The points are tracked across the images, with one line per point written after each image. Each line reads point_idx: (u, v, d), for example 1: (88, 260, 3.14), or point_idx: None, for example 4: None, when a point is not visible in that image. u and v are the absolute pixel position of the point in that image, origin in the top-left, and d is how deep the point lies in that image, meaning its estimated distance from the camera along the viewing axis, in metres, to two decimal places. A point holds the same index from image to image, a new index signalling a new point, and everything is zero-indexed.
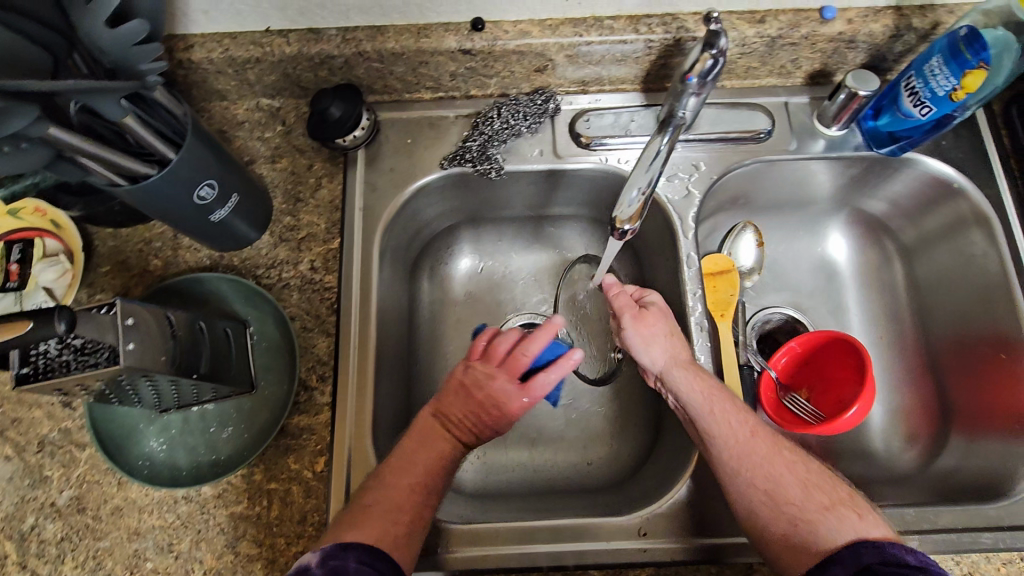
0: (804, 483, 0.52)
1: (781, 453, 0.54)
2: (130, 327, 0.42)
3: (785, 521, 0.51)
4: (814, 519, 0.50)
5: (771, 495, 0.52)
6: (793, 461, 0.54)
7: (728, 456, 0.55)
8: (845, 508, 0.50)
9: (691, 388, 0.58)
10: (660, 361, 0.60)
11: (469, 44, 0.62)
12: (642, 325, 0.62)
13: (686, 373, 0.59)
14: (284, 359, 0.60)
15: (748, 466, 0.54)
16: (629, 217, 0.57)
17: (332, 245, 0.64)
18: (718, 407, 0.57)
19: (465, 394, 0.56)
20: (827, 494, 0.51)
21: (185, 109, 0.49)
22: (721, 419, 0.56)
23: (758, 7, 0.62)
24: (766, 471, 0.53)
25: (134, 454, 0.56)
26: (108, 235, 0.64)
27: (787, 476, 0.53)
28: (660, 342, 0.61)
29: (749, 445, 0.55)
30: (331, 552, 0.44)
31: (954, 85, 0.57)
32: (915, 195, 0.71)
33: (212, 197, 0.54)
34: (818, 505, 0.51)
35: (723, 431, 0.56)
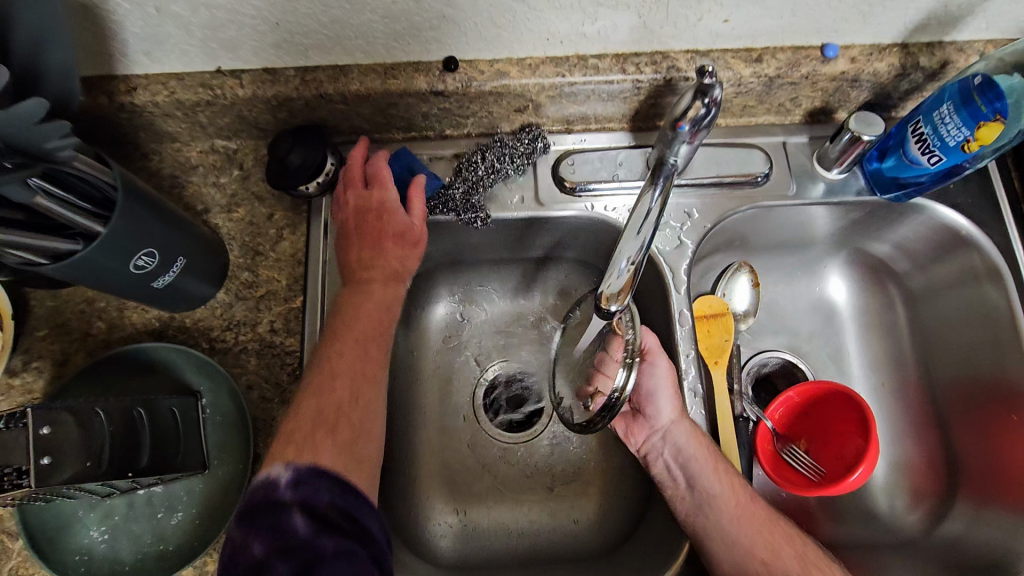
0: (801, 558, 0.55)
1: (779, 523, 0.57)
2: (44, 439, 0.37)
3: None
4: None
5: (767, 565, 0.55)
6: (790, 534, 0.56)
7: (728, 523, 0.56)
8: None
9: (698, 447, 0.58)
10: (669, 414, 0.59)
11: (441, 85, 0.56)
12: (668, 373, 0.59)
13: (692, 430, 0.58)
14: (239, 434, 0.54)
15: (749, 534, 0.56)
16: (616, 292, 0.50)
17: (294, 304, 0.59)
18: (722, 472, 0.57)
19: (375, 229, 0.56)
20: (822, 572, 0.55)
21: (114, 175, 0.43)
22: (723, 482, 0.57)
23: (755, 44, 0.57)
24: (765, 541, 0.56)
25: (70, 548, 0.50)
26: (45, 295, 0.58)
27: (784, 549, 0.55)
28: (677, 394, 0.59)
29: (749, 512, 0.56)
30: (304, 475, 0.44)
31: (966, 135, 0.52)
32: (923, 240, 0.67)
33: (153, 265, 0.49)
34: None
35: (724, 496, 0.57)
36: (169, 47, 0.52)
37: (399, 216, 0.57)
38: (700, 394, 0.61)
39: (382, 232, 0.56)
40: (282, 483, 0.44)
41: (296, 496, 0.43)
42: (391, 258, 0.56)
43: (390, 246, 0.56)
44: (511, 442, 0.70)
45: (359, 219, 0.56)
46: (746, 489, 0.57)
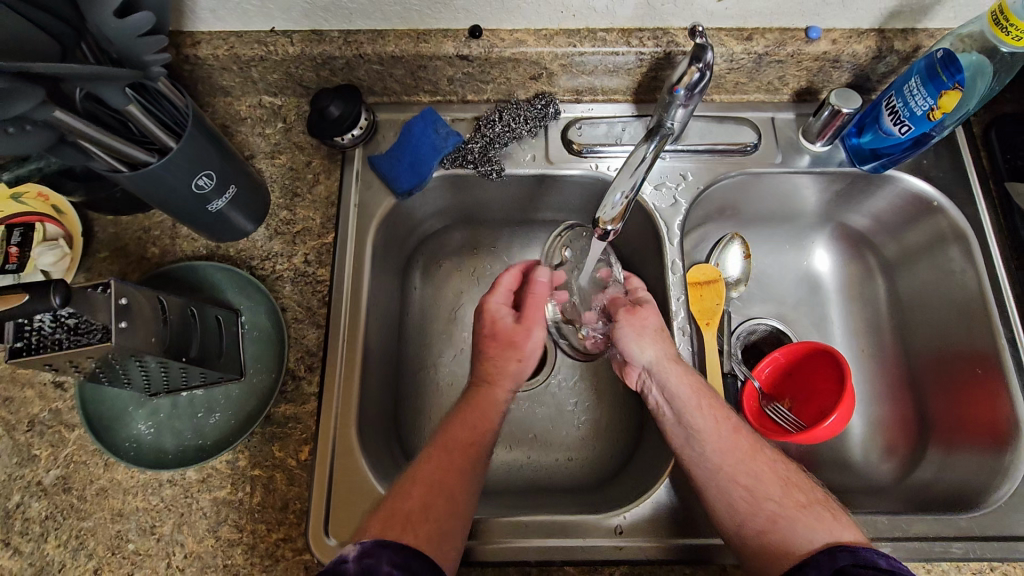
0: (783, 479, 0.54)
1: (760, 453, 0.56)
2: (123, 307, 0.44)
3: (764, 518, 0.52)
4: (795, 517, 0.51)
5: (752, 492, 0.54)
6: (772, 460, 0.56)
7: (712, 450, 0.56)
8: (821, 508, 0.52)
9: (683, 381, 0.59)
10: (657, 354, 0.61)
11: (466, 50, 0.64)
12: (651, 320, 0.63)
13: (676, 368, 0.60)
14: (274, 348, 0.61)
15: (731, 460, 0.55)
16: (611, 219, 0.55)
17: (327, 239, 0.66)
18: (704, 403, 0.58)
19: (493, 341, 0.62)
20: (805, 493, 0.54)
21: (187, 101, 0.52)
22: (709, 416, 0.58)
23: (746, 24, 0.64)
24: (747, 468, 0.55)
25: (122, 435, 0.58)
26: (108, 222, 0.65)
27: (766, 475, 0.55)
28: (666, 338, 0.62)
29: (733, 441, 0.56)
30: (367, 549, 0.43)
31: (930, 105, 0.59)
32: (897, 211, 0.73)
33: (210, 188, 0.56)
34: (795, 503, 0.53)
35: (708, 428, 0.57)
36: (232, 6, 0.60)
37: (508, 324, 0.63)
38: (689, 332, 0.67)
39: (494, 339, 0.62)
40: (349, 557, 0.43)
41: (359, 567, 0.41)
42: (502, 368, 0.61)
43: (492, 349, 0.62)
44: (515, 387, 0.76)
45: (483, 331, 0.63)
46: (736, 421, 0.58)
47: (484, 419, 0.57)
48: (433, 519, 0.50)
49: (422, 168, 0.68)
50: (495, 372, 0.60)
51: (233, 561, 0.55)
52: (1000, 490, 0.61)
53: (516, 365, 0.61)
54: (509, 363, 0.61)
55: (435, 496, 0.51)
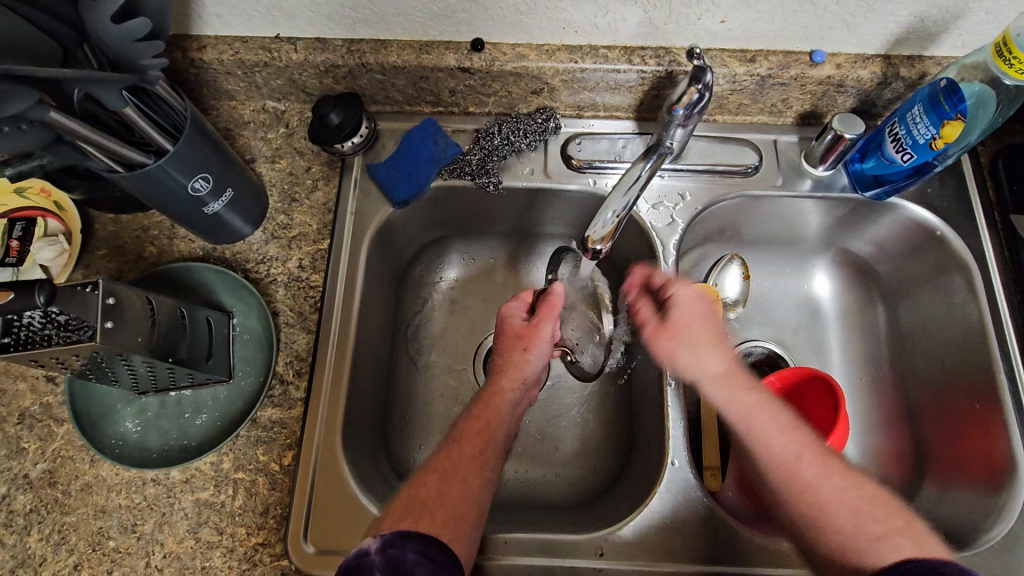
0: (855, 509, 0.50)
1: (831, 476, 0.52)
2: (110, 307, 0.45)
3: (832, 548, 0.49)
4: (864, 550, 0.48)
5: (817, 521, 0.51)
6: (842, 485, 0.52)
7: (774, 475, 0.54)
8: (900, 538, 0.48)
9: (732, 401, 0.57)
10: (699, 369, 0.59)
11: (468, 63, 0.64)
12: (689, 331, 0.61)
13: (723, 384, 0.58)
14: (263, 352, 0.61)
15: (791, 489, 0.52)
16: (601, 237, 0.56)
17: (322, 245, 0.66)
18: (759, 426, 0.55)
19: (511, 338, 0.64)
20: (880, 523, 0.49)
21: (186, 105, 0.52)
22: (766, 441, 0.55)
23: (749, 46, 0.64)
24: (809, 497, 0.51)
25: (109, 432, 0.58)
26: (109, 220, 0.66)
27: (834, 503, 0.51)
28: (707, 350, 0.60)
29: (795, 468, 0.53)
30: (390, 540, 0.43)
31: (933, 133, 0.58)
32: (899, 238, 0.72)
33: (206, 190, 0.56)
34: (866, 533, 0.49)
35: (766, 451, 0.54)
36: (238, 11, 0.61)
37: (519, 323, 0.65)
38: None
39: (506, 335, 0.65)
40: (372, 549, 0.43)
41: (384, 558, 0.42)
42: (517, 363, 0.62)
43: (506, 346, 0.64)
44: None
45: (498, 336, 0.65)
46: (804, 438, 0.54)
47: (501, 418, 0.58)
48: (452, 513, 0.50)
49: (419, 178, 0.68)
50: (509, 363, 0.62)
51: (211, 563, 0.55)
52: (994, 530, 0.59)
53: (522, 356, 0.63)
54: (516, 355, 0.63)
55: (448, 484, 0.52)
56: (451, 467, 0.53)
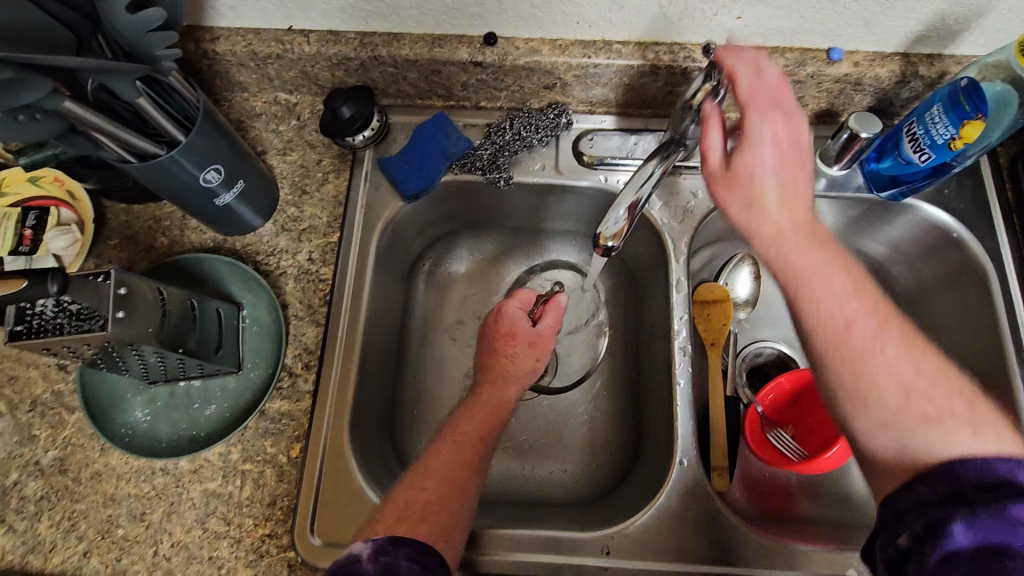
0: (905, 388, 0.43)
1: (886, 345, 0.45)
2: (121, 297, 0.44)
3: (875, 427, 0.43)
4: (910, 429, 0.42)
5: (859, 394, 0.44)
6: (895, 361, 0.44)
7: (819, 334, 0.47)
8: (955, 424, 0.41)
9: (789, 259, 0.48)
10: (757, 225, 0.50)
11: (481, 57, 0.64)
12: (754, 180, 0.50)
13: (780, 242, 0.49)
14: (272, 344, 0.61)
15: (837, 354, 0.46)
16: (613, 235, 0.55)
17: (332, 238, 0.66)
18: (814, 291, 0.47)
19: (515, 342, 0.62)
20: (932, 404, 0.42)
21: (198, 96, 0.52)
22: (820, 302, 0.47)
23: (765, 43, 0.63)
24: (853, 368, 0.45)
25: (118, 421, 0.58)
26: (121, 210, 0.66)
27: (884, 375, 0.44)
28: (771, 201, 0.49)
29: (846, 335, 0.46)
30: (381, 546, 0.43)
31: (952, 134, 0.57)
32: (915, 239, 0.71)
33: (217, 182, 0.56)
34: (917, 418, 0.42)
35: (815, 311, 0.47)
36: (251, 3, 0.60)
37: (526, 327, 0.63)
38: (690, 352, 0.65)
39: (515, 339, 0.62)
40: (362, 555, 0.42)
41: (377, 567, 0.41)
42: (520, 368, 0.62)
43: (511, 350, 0.62)
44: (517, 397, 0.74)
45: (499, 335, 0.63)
46: (866, 304, 0.46)
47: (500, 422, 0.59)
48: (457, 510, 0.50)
49: (430, 172, 0.68)
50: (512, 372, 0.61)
51: (219, 554, 0.55)
52: None
53: (533, 364, 0.62)
54: (526, 361, 0.62)
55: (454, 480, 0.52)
56: (432, 468, 0.53)
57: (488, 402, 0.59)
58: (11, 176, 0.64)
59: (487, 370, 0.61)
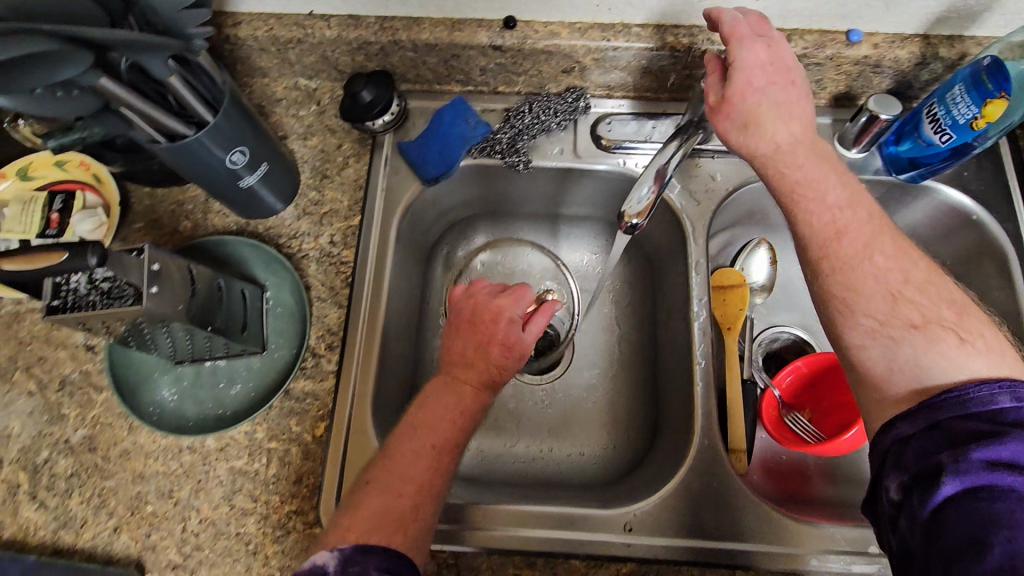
0: (892, 293, 0.46)
1: (876, 249, 0.48)
2: (154, 272, 0.45)
3: (862, 332, 0.46)
4: (900, 338, 0.45)
5: (847, 300, 0.47)
6: (884, 271, 0.47)
7: (810, 240, 0.50)
8: (942, 330, 0.44)
9: (784, 174, 0.52)
10: (759, 145, 0.52)
11: (500, 40, 0.64)
12: (748, 104, 0.51)
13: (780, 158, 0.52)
14: (296, 325, 0.62)
15: (825, 261, 0.49)
16: (637, 213, 0.55)
17: (353, 221, 0.67)
18: (807, 205, 0.51)
19: (504, 350, 0.58)
20: (918, 310, 0.45)
21: (224, 77, 0.53)
22: (813, 216, 0.50)
23: (785, 25, 0.63)
24: (841, 276, 0.48)
25: (146, 400, 0.59)
26: (145, 194, 0.67)
27: (871, 280, 0.47)
28: (764, 125, 0.52)
29: (835, 243, 0.49)
30: (350, 556, 0.42)
31: (974, 113, 0.57)
32: (933, 222, 0.71)
33: (242, 164, 0.57)
34: (905, 323, 0.45)
35: (806, 221, 0.51)
36: None
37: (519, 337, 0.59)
38: (709, 334, 0.65)
39: (507, 349, 0.58)
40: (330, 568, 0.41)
41: None
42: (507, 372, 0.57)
43: (502, 359, 0.57)
44: (532, 381, 0.75)
45: (490, 340, 0.58)
46: (857, 216, 0.49)
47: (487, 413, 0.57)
48: None
49: (450, 156, 0.68)
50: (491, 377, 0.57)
51: (246, 530, 0.56)
52: None
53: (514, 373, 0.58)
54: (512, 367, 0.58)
55: None
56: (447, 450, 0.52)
57: (453, 400, 0.55)
58: (39, 160, 0.66)
59: (464, 363, 0.57)
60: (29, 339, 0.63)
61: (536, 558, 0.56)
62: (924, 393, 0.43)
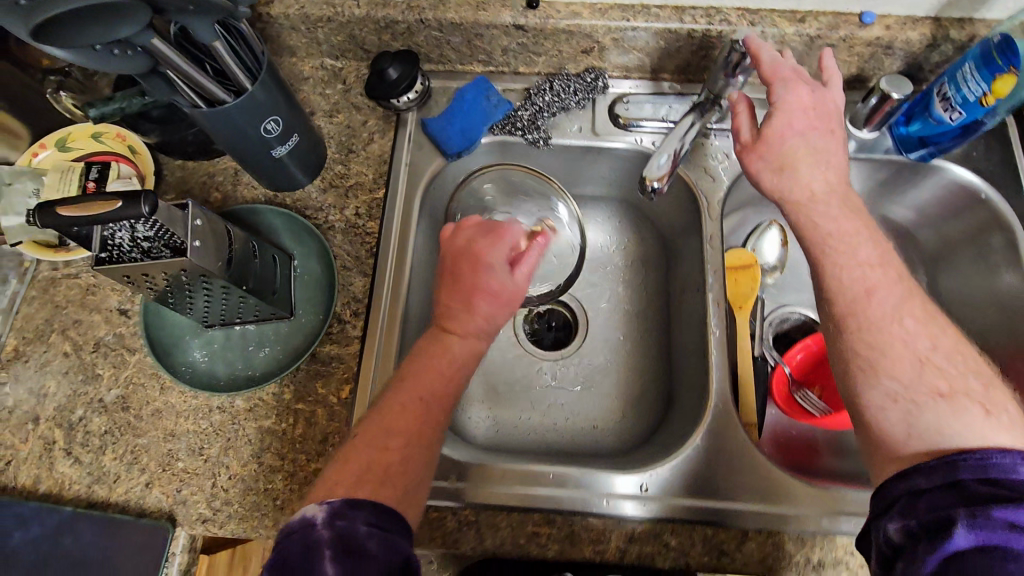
0: (920, 359, 0.47)
1: (907, 315, 0.49)
2: (196, 227, 0.48)
3: (883, 395, 0.46)
4: (922, 404, 0.45)
5: (873, 363, 0.48)
6: (912, 335, 0.48)
7: (841, 296, 0.51)
8: (967, 400, 0.45)
9: (815, 221, 0.54)
10: (791, 189, 0.55)
11: (523, 19, 0.66)
12: (784, 145, 0.56)
13: (814, 204, 0.54)
14: (323, 291, 0.64)
15: (853, 320, 0.50)
16: (658, 177, 0.58)
17: (377, 194, 0.69)
18: (840, 260, 0.52)
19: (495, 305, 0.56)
20: (946, 378, 0.46)
21: (263, 47, 0.55)
22: (845, 271, 0.51)
23: (800, 7, 0.65)
24: (870, 337, 0.48)
25: (179, 360, 0.62)
26: (177, 167, 0.70)
27: (902, 345, 0.47)
28: (799, 169, 0.55)
29: (867, 303, 0.50)
30: (337, 509, 0.42)
31: (984, 90, 0.59)
32: (941, 202, 0.73)
33: (275, 133, 0.59)
34: (933, 391, 0.45)
35: (838, 274, 0.52)
36: None
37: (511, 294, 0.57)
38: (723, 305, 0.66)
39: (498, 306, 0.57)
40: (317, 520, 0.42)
41: (332, 532, 0.41)
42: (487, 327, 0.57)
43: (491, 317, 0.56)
44: (548, 357, 0.77)
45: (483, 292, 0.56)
46: (885, 276, 0.51)
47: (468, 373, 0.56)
48: None
49: (472, 134, 0.71)
50: (484, 327, 0.56)
51: (274, 487, 0.58)
52: None
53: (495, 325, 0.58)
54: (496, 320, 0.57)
55: None
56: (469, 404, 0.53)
57: (450, 371, 0.54)
58: (78, 131, 0.69)
59: (457, 316, 0.56)
60: (65, 303, 0.65)
61: (554, 515, 0.57)
62: (940, 430, 0.43)
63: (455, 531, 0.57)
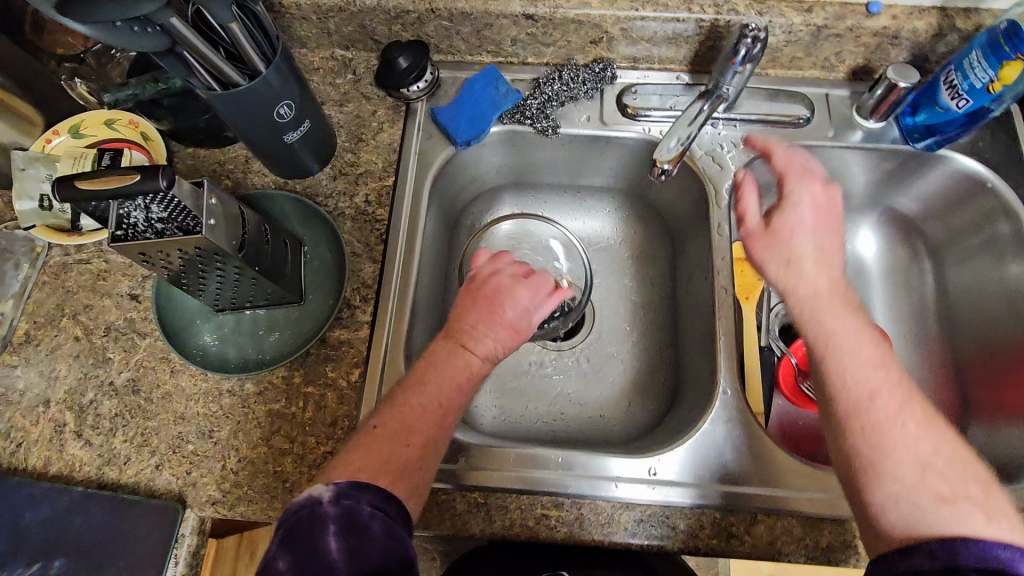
0: (924, 465, 0.42)
1: (912, 417, 0.44)
2: (212, 206, 0.48)
3: (884, 496, 0.42)
4: (924, 507, 0.41)
5: (875, 464, 0.43)
6: (916, 437, 0.43)
7: (844, 400, 0.46)
8: (969, 506, 0.40)
9: (822, 317, 0.49)
10: (797, 285, 0.51)
11: (533, 9, 0.67)
12: (793, 242, 0.52)
13: (824, 304, 0.50)
14: (333, 276, 0.65)
15: (859, 427, 0.45)
16: (669, 160, 0.61)
17: (387, 182, 0.69)
18: (847, 359, 0.47)
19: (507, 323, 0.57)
20: (950, 481, 0.42)
21: (278, 32, 0.56)
22: (851, 375, 0.47)
23: None
24: (874, 441, 0.44)
25: (190, 343, 0.62)
26: (188, 154, 0.70)
27: (908, 456, 0.43)
28: (807, 268, 0.51)
29: (872, 409, 0.45)
30: (344, 488, 0.42)
31: (990, 77, 0.59)
32: (946, 193, 0.73)
33: (289, 118, 0.60)
34: (934, 494, 0.41)
35: (842, 381, 0.47)
36: None
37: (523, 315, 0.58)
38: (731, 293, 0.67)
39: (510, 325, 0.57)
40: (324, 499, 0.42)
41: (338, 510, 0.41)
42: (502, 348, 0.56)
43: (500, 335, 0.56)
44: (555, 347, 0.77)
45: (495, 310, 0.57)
46: (891, 376, 0.46)
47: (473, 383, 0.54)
48: None
49: (481, 123, 0.71)
50: (493, 351, 0.55)
51: (282, 470, 0.58)
52: None
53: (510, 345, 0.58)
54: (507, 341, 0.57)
55: None
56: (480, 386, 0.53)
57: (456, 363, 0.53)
58: (90, 118, 0.70)
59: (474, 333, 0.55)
60: (76, 288, 0.66)
61: (563, 499, 0.57)
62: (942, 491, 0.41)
63: (464, 512, 0.57)
